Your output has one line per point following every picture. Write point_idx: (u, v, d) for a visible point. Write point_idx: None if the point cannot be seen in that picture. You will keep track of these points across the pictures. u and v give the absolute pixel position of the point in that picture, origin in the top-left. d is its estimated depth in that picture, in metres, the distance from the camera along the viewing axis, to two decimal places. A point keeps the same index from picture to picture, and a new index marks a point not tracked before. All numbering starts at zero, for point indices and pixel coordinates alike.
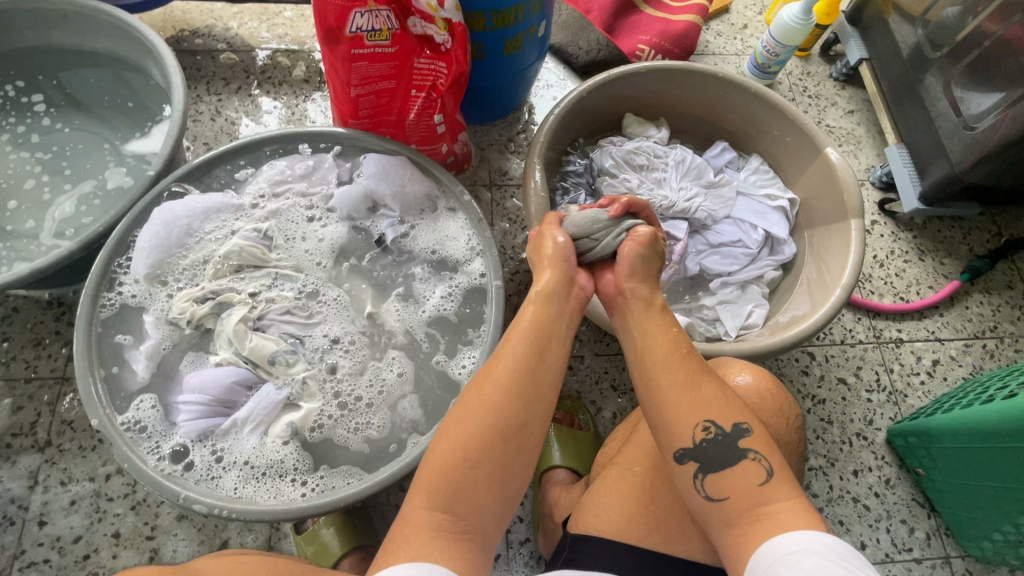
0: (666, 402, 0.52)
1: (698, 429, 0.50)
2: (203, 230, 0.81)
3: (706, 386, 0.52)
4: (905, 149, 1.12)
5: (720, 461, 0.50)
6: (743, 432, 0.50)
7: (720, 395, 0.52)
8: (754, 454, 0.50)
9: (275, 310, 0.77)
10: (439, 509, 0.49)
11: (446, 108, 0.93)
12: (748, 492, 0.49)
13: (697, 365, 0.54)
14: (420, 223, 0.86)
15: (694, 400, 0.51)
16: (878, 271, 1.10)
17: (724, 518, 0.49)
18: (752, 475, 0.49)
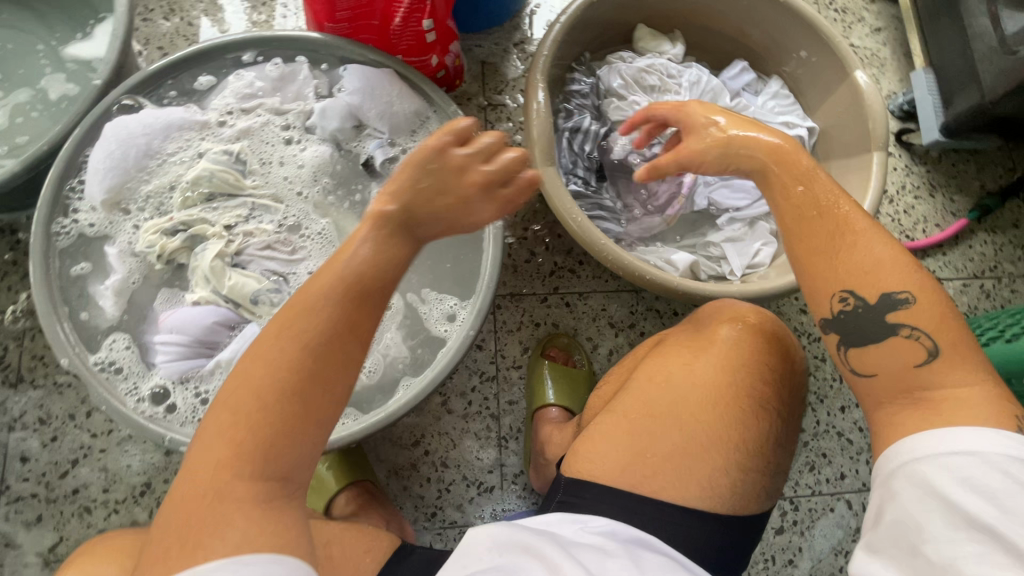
0: (806, 271, 0.51)
1: (836, 299, 0.49)
2: (165, 151, 0.72)
3: (861, 250, 0.49)
4: (933, 75, 1.03)
5: (868, 336, 0.48)
6: (900, 304, 0.47)
7: (883, 262, 0.48)
8: (910, 332, 0.47)
9: (253, 245, 0.70)
10: (259, 473, 0.40)
11: (436, 12, 0.81)
12: (902, 374, 0.47)
13: (839, 234, 0.50)
14: (410, 147, 0.78)
15: (838, 268, 0.49)
16: (886, 207, 1.06)
17: (878, 399, 0.49)
18: (909, 355, 0.47)
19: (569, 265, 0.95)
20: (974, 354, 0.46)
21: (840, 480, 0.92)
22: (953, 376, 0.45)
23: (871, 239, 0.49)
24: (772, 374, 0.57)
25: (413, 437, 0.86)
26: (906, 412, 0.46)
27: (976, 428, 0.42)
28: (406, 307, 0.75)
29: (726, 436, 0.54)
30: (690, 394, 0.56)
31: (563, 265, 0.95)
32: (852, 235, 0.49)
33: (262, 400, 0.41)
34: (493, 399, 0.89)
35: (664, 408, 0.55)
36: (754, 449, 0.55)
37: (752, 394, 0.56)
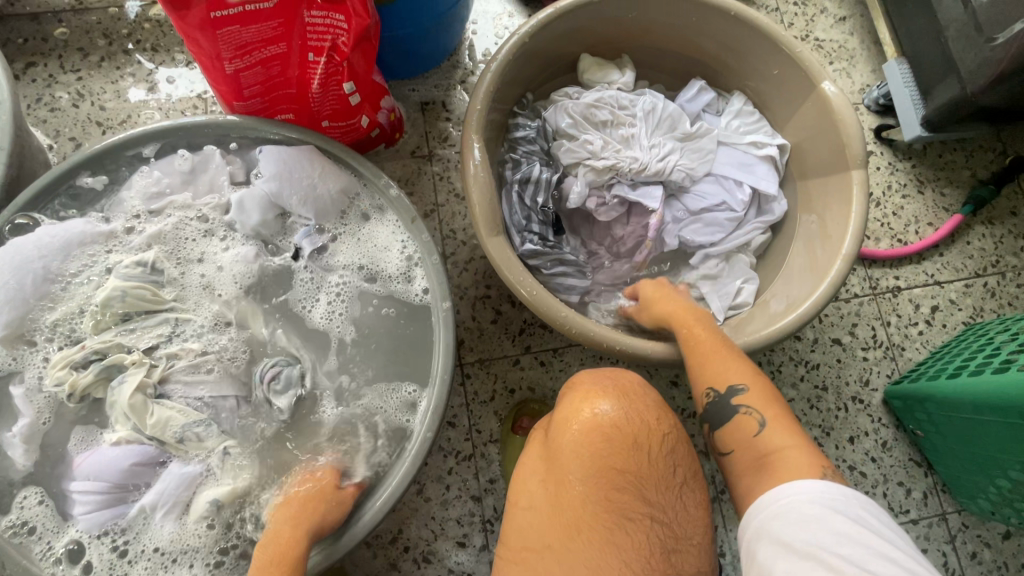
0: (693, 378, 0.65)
1: (703, 393, 0.64)
2: (67, 272, 0.64)
3: (718, 359, 0.64)
4: (907, 65, 0.96)
5: (723, 419, 0.62)
6: (740, 392, 0.62)
7: (727, 365, 0.64)
8: (747, 410, 0.61)
9: (179, 369, 0.63)
10: None
11: (356, 73, 0.75)
12: (751, 445, 0.60)
13: (710, 349, 0.65)
14: (342, 230, 0.71)
15: (706, 372, 0.64)
16: (874, 212, 0.98)
17: (737, 474, 0.60)
18: (749, 428, 0.60)
19: (539, 321, 0.88)
20: (794, 423, 0.60)
21: None
22: (782, 444, 0.58)
23: (727, 351, 0.65)
24: (626, 477, 0.55)
25: (389, 534, 0.79)
26: (760, 479, 0.57)
27: (795, 478, 0.54)
28: (355, 414, 0.66)
29: (607, 562, 0.53)
30: (553, 526, 0.55)
31: (534, 322, 0.88)
32: (713, 348, 0.65)
33: None
34: (472, 480, 0.82)
35: (536, 544, 0.55)
36: (642, 563, 0.54)
37: (612, 509, 0.54)
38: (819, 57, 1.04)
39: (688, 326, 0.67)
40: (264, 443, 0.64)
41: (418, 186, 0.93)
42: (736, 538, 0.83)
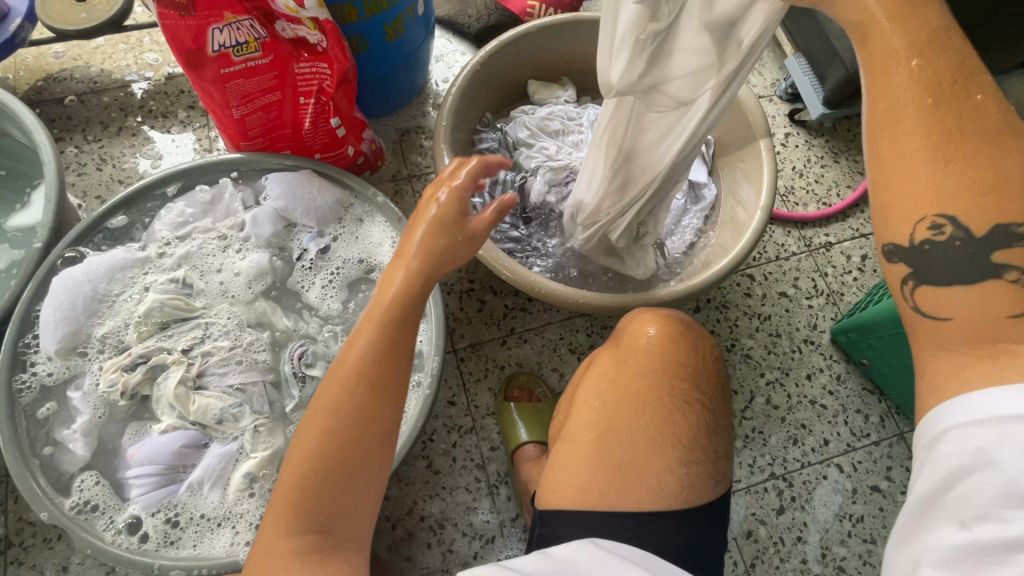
0: (901, 183, 0.44)
1: (925, 226, 0.43)
2: (112, 292, 0.76)
3: (967, 162, 0.41)
4: (803, 58, 1.13)
5: (943, 268, 0.44)
6: (1015, 241, 0.41)
7: (999, 177, 0.41)
8: (1015, 273, 0.42)
9: (213, 363, 0.73)
10: (335, 438, 0.49)
11: (340, 110, 0.91)
12: (990, 319, 0.42)
13: (942, 129, 0.42)
14: (340, 234, 0.83)
15: (933, 186, 0.42)
16: (799, 181, 1.13)
17: (947, 341, 0.44)
18: (1005, 302, 0.42)
19: (519, 304, 1.00)
20: None
21: (825, 446, 0.94)
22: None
23: (989, 170, 0.41)
24: (685, 371, 0.62)
25: (405, 506, 0.87)
26: (978, 368, 0.42)
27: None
28: None
29: (665, 437, 0.58)
30: (616, 408, 0.60)
31: (514, 306, 1.00)
32: (972, 143, 0.41)
33: (357, 366, 0.51)
34: (474, 450, 0.91)
35: (601, 426, 0.60)
36: (690, 441, 0.58)
37: (671, 395, 0.60)
38: None
39: (913, 102, 0.42)
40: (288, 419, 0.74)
41: (401, 204, 1.06)
42: None
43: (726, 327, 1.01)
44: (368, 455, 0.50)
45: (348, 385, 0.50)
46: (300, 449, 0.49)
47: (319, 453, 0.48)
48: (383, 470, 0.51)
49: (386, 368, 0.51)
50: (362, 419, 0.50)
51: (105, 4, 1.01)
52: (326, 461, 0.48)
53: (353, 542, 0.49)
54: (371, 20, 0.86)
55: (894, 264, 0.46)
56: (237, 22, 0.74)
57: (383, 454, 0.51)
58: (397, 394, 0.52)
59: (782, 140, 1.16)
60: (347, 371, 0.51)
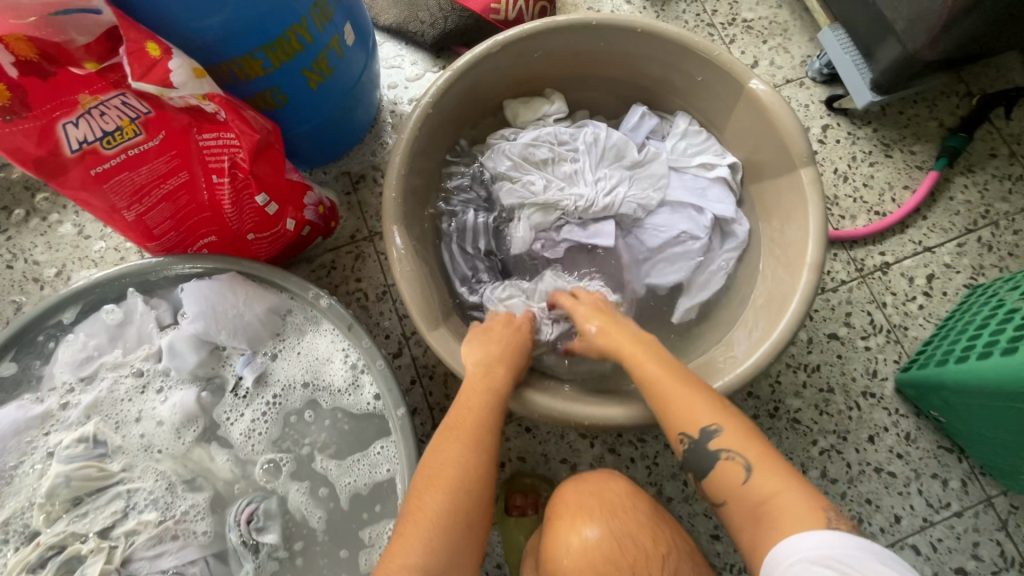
0: (671, 416, 0.56)
1: (677, 441, 0.55)
2: (9, 465, 0.61)
3: (702, 399, 0.56)
4: (843, 31, 0.90)
5: (703, 467, 0.54)
6: (714, 434, 0.54)
7: (714, 404, 0.55)
8: (728, 453, 0.53)
9: (139, 546, 0.59)
10: (444, 525, 0.49)
11: (266, 182, 0.72)
12: (736, 491, 0.51)
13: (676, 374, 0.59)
14: (281, 350, 0.66)
15: (696, 415, 0.55)
16: (843, 188, 0.92)
17: (730, 520, 0.52)
18: (733, 474, 0.52)
19: None
20: (793, 469, 0.50)
21: (897, 525, 0.79)
22: (812, 510, 0.46)
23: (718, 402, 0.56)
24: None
25: None
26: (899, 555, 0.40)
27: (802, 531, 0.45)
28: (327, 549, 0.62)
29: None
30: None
31: None
32: (683, 389, 0.57)
33: (473, 441, 0.55)
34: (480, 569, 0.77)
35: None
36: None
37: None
38: (750, 39, 0.99)
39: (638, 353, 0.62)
40: None
41: (365, 270, 0.89)
42: None
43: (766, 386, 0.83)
44: (466, 546, 0.50)
45: (468, 446, 0.55)
46: (409, 532, 0.49)
47: (442, 515, 0.50)
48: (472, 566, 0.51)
49: (496, 436, 0.58)
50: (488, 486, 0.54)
51: None
52: (452, 520, 0.50)
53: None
54: (283, 69, 0.66)
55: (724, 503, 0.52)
56: (99, 107, 0.56)
57: (469, 541, 0.51)
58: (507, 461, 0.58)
59: (821, 135, 0.94)
60: (470, 427, 0.56)
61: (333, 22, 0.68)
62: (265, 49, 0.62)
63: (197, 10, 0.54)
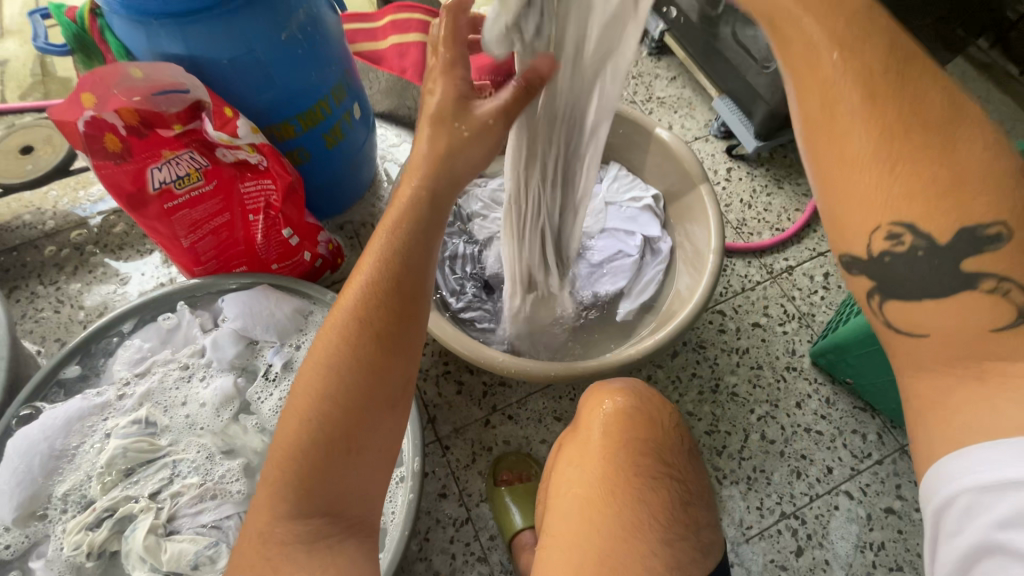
0: (873, 185, 0.40)
1: (880, 237, 0.41)
2: (71, 445, 0.73)
3: (961, 147, 0.38)
4: (729, 99, 1.20)
5: (913, 284, 0.42)
6: (987, 241, 0.38)
7: (984, 154, 0.38)
8: (993, 279, 0.39)
9: (184, 503, 0.70)
10: (321, 395, 0.50)
11: (291, 220, 0.90)
12: (972, 322, 0.40)
13: (889, 130, 0.39)
14: (303, 342, 0.82)
15: (879, 196, 0.40)
16: (749, 213, 1.16)
17: (924, 360, 0.42)
18: (989, 306, 0.40)
19: (498, 380, 0.98)
20: None
21: (829, 475, 0.92)
22: (986, 308, 0.40)
23: (942, 155, 0.38)
24: (647, 445, 0.60)
25: None
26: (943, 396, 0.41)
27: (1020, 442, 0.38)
28: None
29: (644, 516, 0.56)
30: (596, 499, 0.57)
31: (493, 382, 0.98)
32: (915, 134, 0.38)
33: (358, 305, 0.52)
34: (474, 542, 0.87)
35: (583, 527, 0.56)
36: (667, 518, 0.56)
37: (636, 470, 0.58)
38: (664, 110, 1.29)
39: (828, 80, 0.40)
40: None
41: None
42: (727, 525, 0.89)
43: (706, 367, 1.00)
44: (362, 418, 0.50)
45: (336, 359, 0.50)
46: (298, 404, 0.50)
47: (309, 441, 0.49)
48: (370, 435, 0.51)
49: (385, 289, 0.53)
50: (368, 395, 0.50)
51: (51, 151, 1.04)
52: (329, 428, 0.49)
53: (363, 521, 0.52)
54: (309, 132, 0.89)
55: (856, 276, 0.44)
56: (176, 158, 0.76)
57: (359, 414, 0.50)
58: (396, 362, 0.51)
59: (725, 175, 1.20)
60: (353, 297, 0.52)
61: (346, 100, 0.92)
62: (297, 117, 0.86)
63: (255, 89, 0.78)
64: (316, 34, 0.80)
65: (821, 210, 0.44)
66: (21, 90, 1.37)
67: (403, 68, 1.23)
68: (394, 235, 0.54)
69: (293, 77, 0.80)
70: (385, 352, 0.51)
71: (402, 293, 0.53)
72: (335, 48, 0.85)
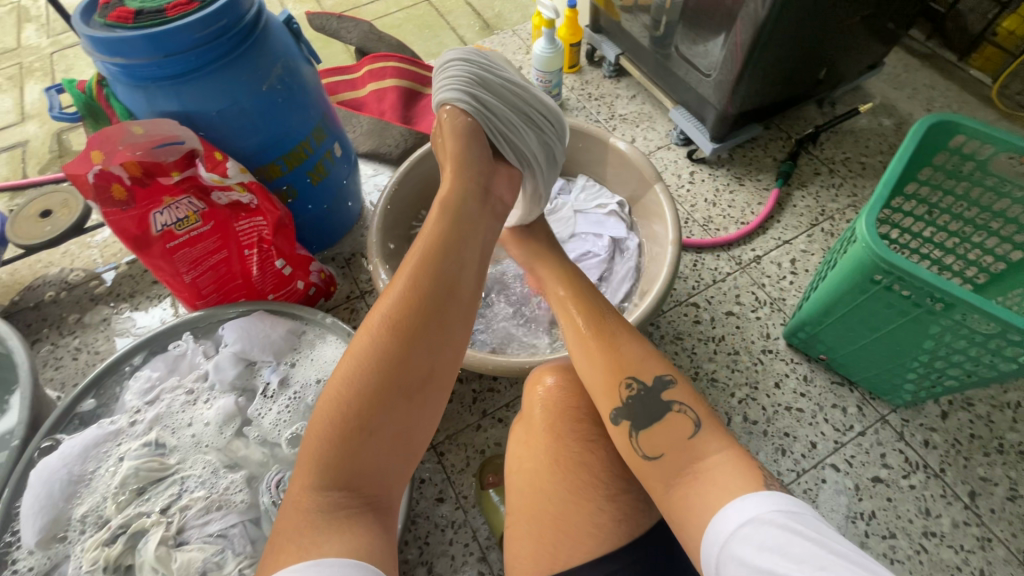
0: (601, 362, 0.67)
1: (625, 386, 0.65)
2: (88, 470, 0.79)
3: (633, 347, 0.67)
4: (683, 108, 1.29)
5: (650, 419, 0.62)
6: (670, 386, 0.64)
7: (647, 354, 0.67)
8: (679, 407, 0.63)
9: (192, 516, 0.74)
10: (368, 366, 0.55)
11: (283, 252, 0.98)
12: (678, 443, 0.60)
13: (602, 320, 0.71)
14: (297, 359, 0.89)
15: (614, 365, 0.66)
16: (714, 210, 1.23)
17: (670, 477, 0.59)
18: (682, 429, 0.61)
19: (486, 386, 1.04)
20: (722, 429, 0.61)
21: (815, 450, 0.95)
22: (687, 427, 0.61)
23: (639, 342, 0.69)
24: (580, 412, 0.70)
25: None
26: (696, 487, 0.56)
27: (758, 492, 0.52)
28: None
29: (587, 476, 0.65)
30: (543, 469, 0.66)
31: (482, 388, 1.03)
32: (610, 326, 0.70)
33: (408, 293, 0.59)
34: (472, 542, 0.90)
35: (535, 494, 0.65)
36: (608, 476, 0.65)
37: (576, 437, 0.68)
38: (626, 125, 1.38)
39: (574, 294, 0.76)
40: None
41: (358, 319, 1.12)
42: None
43: (685, 357, 1.04)
44: (410, 394, 0.55)
45: (381, 338, 0.56)
46: (346, 374, 0.55)
47: (355, 399, 0.53)
48: (418, 409, 0.56)
49: (430, 280, 0.60)
50: (415, 375, 0.56)
51: (67, 212, 1.15)
52: (372, 395, 0.54)
53: (379, 501, 0.53)
54: (295, 171, 0.99)
55: (622, 424, 0.63)
56: (176, 202, 0.85)
57: (407, 387, 0.55)
58: (442, 351, 0.58)
59: (689, 178, 1.28)
60: (401, 284, 0.60)
61: (327, 141, 1.02)
62: (282, 157, 0.95)
63: (245, 135, 0.88)
64: (295, 83, 0.90)
65: (589, 382, 0.68)
66: (40, 165, 1.50)
67: (382, 110, 1.35)
68: (436, 237, 0.64)
69: (278, 121, 0.90)
70: (428, 338, 0.58)
71: (446, 286, 0.61)
72: (313, 95, 0.96)
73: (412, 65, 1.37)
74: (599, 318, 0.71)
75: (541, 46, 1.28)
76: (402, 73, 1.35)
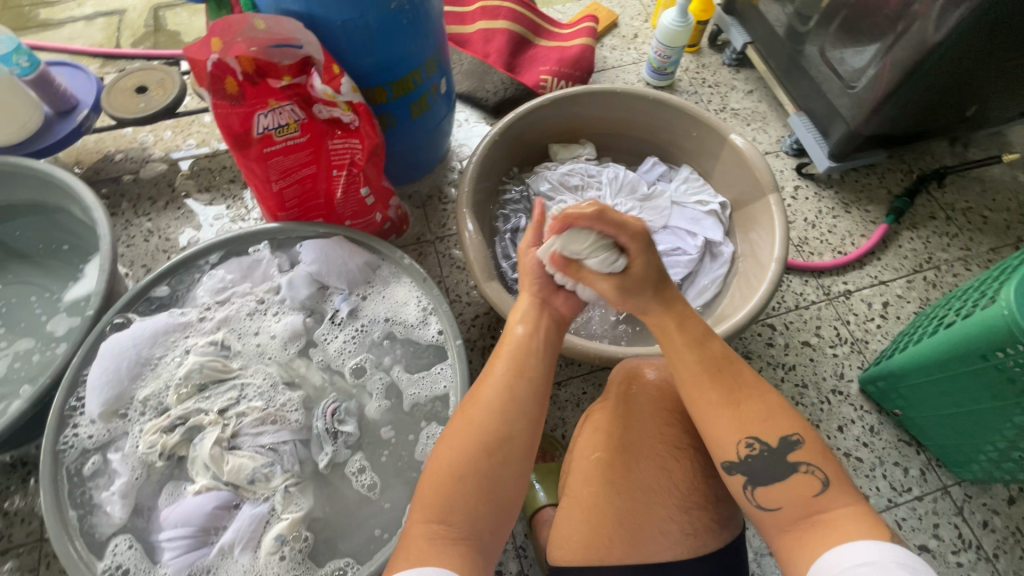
0: (714, 425, 0.58)
1: (743, 445, 0.57)
2: (154, 355, 0.79)
3: (749, 403, 0.58)
4: (805, 116, 1.20)
5: (769, 476, 0.56)
6: (795, 445, 0.56)
7: (767, 414, 0.58)
8: (806, 467, 0.55)
9: (247, 423, 0.75)
10: (470, 429, 0.59)
11: (370, 181, 0.95)
12: (804, 502, 0.54)
13: (720, 364, 0.61)
14: (369, 294, 0.88)
15: (733, 420, 0.58)
16: (812, 232, 1.15)
17: (780, 526, 0.55)
18: (808, 487, 0.54)
19: None
20: (850, 482, 0.55)
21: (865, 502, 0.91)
22: (806, 484, 0.55)
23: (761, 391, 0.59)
24: (671, 416, 0.67)
25: None
26: (812, 539, 0.52)
27: (879, 542, 0.48)
28: (377, 437, 0.80)
29: (664, 481, 0.62)
30: (615, 463, 0.64)
31: None
32: (727, 375, 0.60)
33: (508, 369, 0.64)
34: None
35: (599, 487, 0.63)
36: (681, 487, 0.62)
37: (660, 439, 0.65)
38: (737, 121, 1.29)
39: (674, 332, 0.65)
40: (320, 477, 0.77)
41: (425, 263, 1.10)
42: (752, 535, 0.88)
43: None
44: (508, 456, 0.59)
45: (485, 409, 0.60)
46: (452, 435, 0.60)
47: (461, 459, 0.57)
48: (519, 472, 0.59)
49: (526, 357, 0.65)
50: (497, 437, 0.59)
51: (161, 93, 1.13)
52: (472, 456, 0.57)
53: (475, 536, 0.54)
54: (399, 100, 0.94)
55: (735, 476, 0.57)
56: (280, 107, 0.81)
57: (505, 450, 0.58)
58: (528, 421, 0.61)
59: (792, 193, 1.20)
60: (503, 361, 0.65)
61: (435, 75, 0.97)
62: (390, 84, 0.91)
63: (360, 51, 0.84)
64: (421, 6, 0.85)
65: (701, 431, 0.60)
66: (134, 38, 1.48)
67: (486, 52, 1.28)
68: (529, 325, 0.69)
69: (395, 44, 0.85)
70: (520, 408, 0.61)
71: (533, 364, 0.65)
72: (435, 23, 0.91)
73: (528, 10, 1.30)
74: (706, 359, 0.62)
75: (671, 17, 1.19)
76: (516, 17, 1.28)
